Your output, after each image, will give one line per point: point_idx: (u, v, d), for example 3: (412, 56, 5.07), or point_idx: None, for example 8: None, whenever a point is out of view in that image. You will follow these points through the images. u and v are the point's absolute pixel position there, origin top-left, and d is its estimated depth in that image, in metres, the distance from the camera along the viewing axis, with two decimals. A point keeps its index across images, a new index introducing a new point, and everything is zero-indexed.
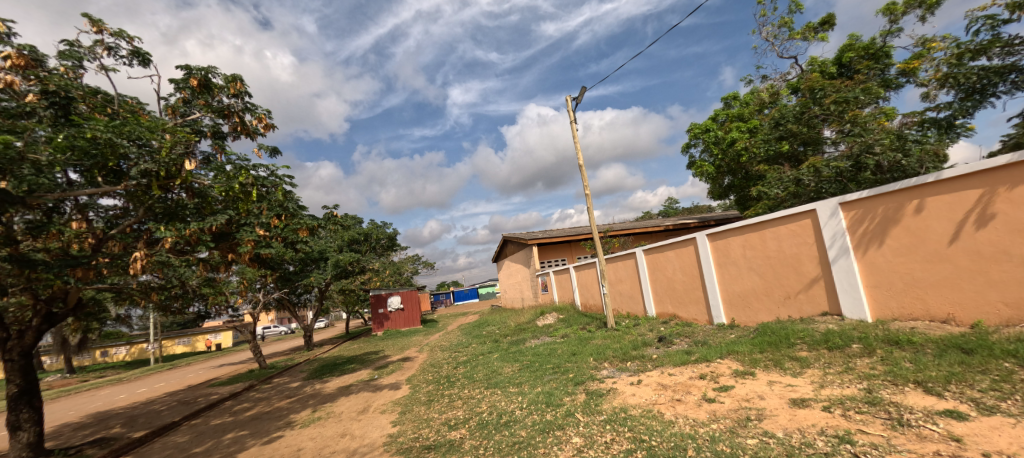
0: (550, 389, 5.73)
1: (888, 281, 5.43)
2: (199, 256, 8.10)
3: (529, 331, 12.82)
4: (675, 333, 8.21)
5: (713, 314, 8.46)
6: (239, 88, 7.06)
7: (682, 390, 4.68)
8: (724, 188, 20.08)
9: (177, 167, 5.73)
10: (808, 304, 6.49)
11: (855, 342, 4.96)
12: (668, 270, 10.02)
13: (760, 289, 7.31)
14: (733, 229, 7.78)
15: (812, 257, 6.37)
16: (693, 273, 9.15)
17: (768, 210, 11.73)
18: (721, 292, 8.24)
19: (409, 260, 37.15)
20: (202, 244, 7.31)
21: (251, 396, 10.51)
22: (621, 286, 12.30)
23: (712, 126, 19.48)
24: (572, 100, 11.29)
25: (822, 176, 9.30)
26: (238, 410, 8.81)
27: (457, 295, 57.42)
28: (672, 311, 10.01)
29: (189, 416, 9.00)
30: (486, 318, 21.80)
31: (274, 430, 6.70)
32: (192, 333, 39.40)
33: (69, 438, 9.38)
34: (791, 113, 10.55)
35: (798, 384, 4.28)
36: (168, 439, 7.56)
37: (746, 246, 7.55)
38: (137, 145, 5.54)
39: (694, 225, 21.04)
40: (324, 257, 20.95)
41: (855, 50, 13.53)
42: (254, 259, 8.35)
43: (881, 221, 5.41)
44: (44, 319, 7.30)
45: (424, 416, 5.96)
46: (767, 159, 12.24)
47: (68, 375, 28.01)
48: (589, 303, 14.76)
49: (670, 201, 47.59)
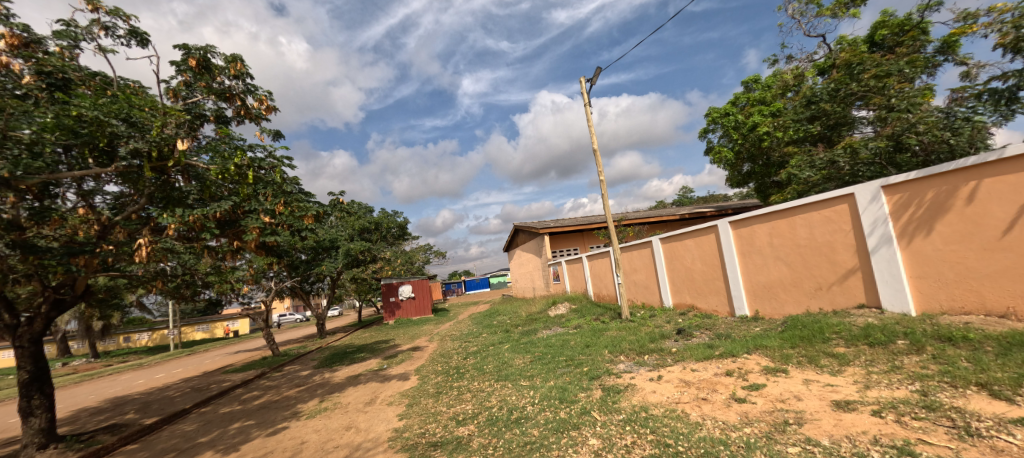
0: (563, 384, 5.43)
1: (937, 272, 4.96)
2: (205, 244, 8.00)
3: (541, 321, 12.58)
4: (695, 325, 7.84)
5: (735, 306, 8.09)
6: (240, 69, 6.78)
7: (707, 388, 4.31)
8: (743, 175, 19.49)
9: (168, 147, 5.48)
10: (842, 295, 6.04)
11: (899, 338, 4.54)
12: (688, 260, 9.63)
13: (788, 280, 6.88)
14: (759, 216, 7.34)
15: (848, 246, 5.89)
16: (714, 263, 8.78)
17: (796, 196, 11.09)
18: (745, 282, 7.87)
19: (421, 249, 37.28)
20: (207, 231, 7.24)
21: (261, 383, 10.41)
22: (636, 276, 11.89)
23: (732, 110, 18.75)
24: (585, 82, 10.82)
25: (859, 158, 8.68)
26: (247, 399, 8.67)
27: (470, 284, 57.43)
28: (690, 302, 9.65)
29: (200, 404, 8.90)
30: (498, 307, 21.57)
31: (279, 421, 6.51)
32: (210, 320, 40.32)
33: (84, 423, 9.40)
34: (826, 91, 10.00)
35: (839, 384, 3.88)
36: (176, 427, 7.43)
37: (773, 234, 7.12)
38: (125, 123, 5.31)
39: (711, 213, 20.49)
40: (335, 245, 21.21)
41: (889, 27, 12.80)
42: (262, 249, 8.13)
43: (930, 206, 4.94)
44: (53, 305, 7.23)
45: (432, 409, 5.72)
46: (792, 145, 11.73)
47: (93, 360, 28.89)
48: (602, 293, 14.43)
49: (684, 190, 46.96)
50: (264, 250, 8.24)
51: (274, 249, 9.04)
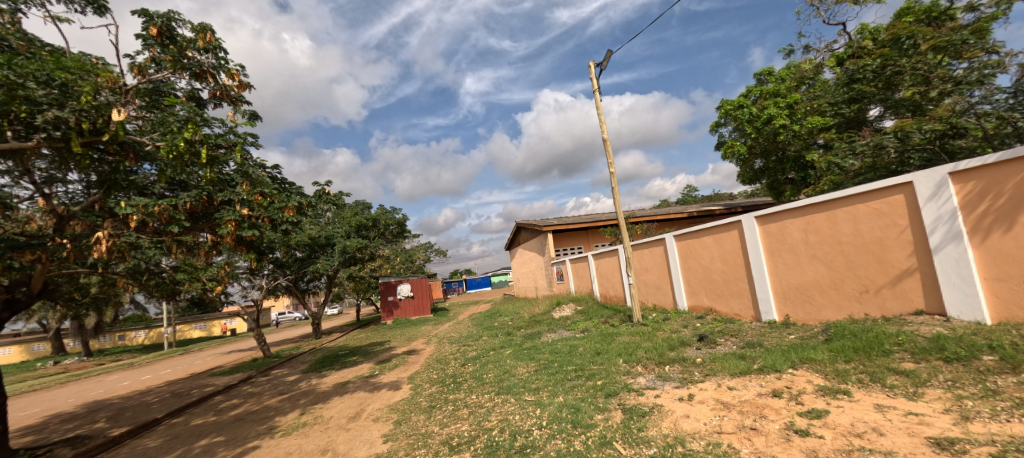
0: (575, 402, 4.66)
1: (1019, 274, 4.26)
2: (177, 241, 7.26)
3: (545, 324, 11.82)
4: (718, 331, 7.09)
5: (761, 310, 7.36)
6: (209, 40, 6.23)
7: (754, 414, 3.57)
8: (756, 171, 18.89)
9: (102, 117, 4.82)
10: (894, 300, 5.33)
11: (984, 353, 3.78)
12: (705, 259, 8.89)
13: (826, 282, 6.17)
14: (792, 210, 6.60)
15: (903, 244, 5.18)
16: (736, 262, 8.06)
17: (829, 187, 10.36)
18: (773, 284, 7.15)
19: (422, 248, 36.65)
20: (175, 224, 6.54)
21: (243, 390, 9.65)
22: (647, 275, 11.13)
23: (745, 103, 18.00)
24: (594, 66, 10.06)
25: (910, 143, 7.89)
26: (223, 408, 7.91)
27: (470, 284, 56.52)
28: (707, 304, 8.91)
29: (173, 413, 8.14)
30: (499, 307, 20.83)
31: (251, 438, 5.76)
32: (207, 318, 39.74)
33: (48, 433, 8.64)
34: (870, 69, 9.41)
35: (925, 413, 3.13)
36: (140, 442, 6.66)
37: (808, 231, 6.39)
38: (46, 86, 4.71)
39: (721, 210, 19.81)
40: (331, 243, 20.99)
41: (914, 13, 11.84)
42: (243, 246, 7.40)
43: (1014, 196, 4.24)
44: (4, 305, 6.49)
45: (422, 429, 4.96)
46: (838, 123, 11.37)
47: (84, 360, 28.23)
48: (609, 293, 13.69)
49: (687, 189, 46.25)
50: (246, 247, 7.51)
51: (258, 247, 8.31)
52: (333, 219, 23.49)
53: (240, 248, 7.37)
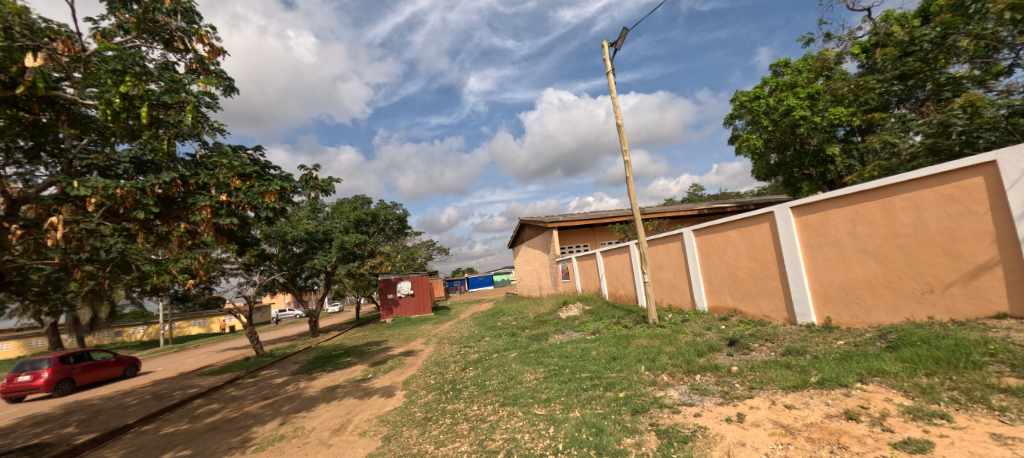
0: (595, 419, 3.93)
1: None
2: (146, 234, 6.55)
3: (552, 324, 11.08)
4: (750, 335, 6.35)
5: (797, 311, 6.63)
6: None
7: (829, 443, 2.86)
8: (771, 167, 18.17)
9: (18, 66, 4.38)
10: (967, 300, 4.70)
11: None
12: (729, 255, 8.14)
13: (878, 280, 5.47)
14: (838, 200, 5.90)
15: (981, 235, 4.56)
16: (764, 258, 7.33)
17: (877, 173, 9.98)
18: (811, 282, 6.42)
19: (424, 245, 36.01)
20: (142, 209, 5.88)
21: (226, 393, 8.95)
22: (662, 273, 10.41)
23: (762, 94, 17.23)
24: (608, 46, 9.34)
25: (980, 121, 7.68)
26: (200, 414, 7.20)
27: (472, 282, 55.74)
28: (731, 305, 8.17)
29: (146, 419, 7.43)
30: (502, 306, 20.12)
31: (221, 452, 5.05)
32: (206, 314, 39.24)
33: (14, 438, 7.97)
34: (928, 39, 9.46)
35: None
36: (100, 454, 5.94)
37: (857, 223, 5.70)
38: None
39: (733, 208, 19.08)
40: (329, 238, 20.28)
41: None
42: (224, 236, 6.84)
43: None
44: None
45: (415, 448, 4.24)
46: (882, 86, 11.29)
47: (78, 356, 27.72)
48: (618, 293, 12.96)
49: (693, 189, 45.46)
50: (228, 237, 6.95)
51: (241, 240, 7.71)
52: (331, 213, 22.87)
53: (221, 239, 6.80)
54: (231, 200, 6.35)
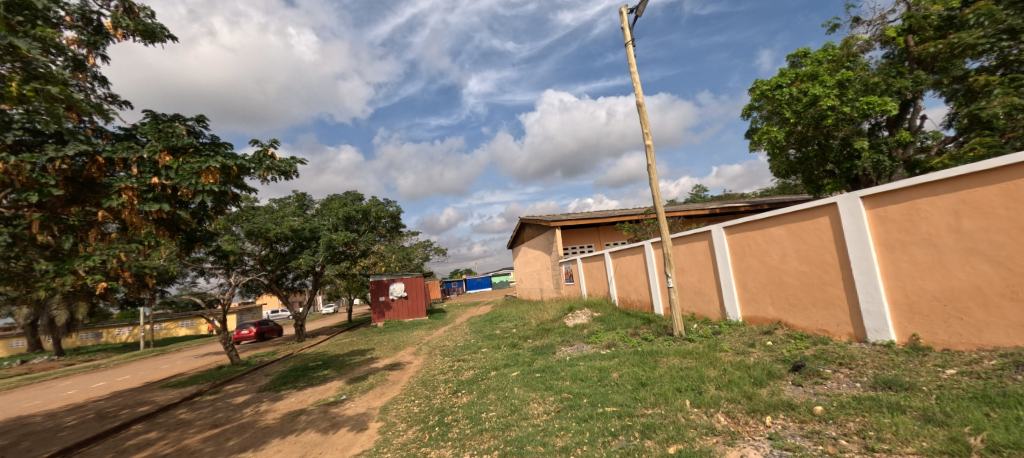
0: None
1: None
2: (65, 232, 5.08)
3: (557, 335, 9.75)
4: (817, 357, 5.03)
5: (870, 328, 5.34)
6: None
7: None
8: (790, 163, 16.97)
9: None
10: None
11: None
12: (772, 257, 6.84)
13: (997, 291, 4.26)
14: (934, 187, 4.66)
15: None
16: (819, 261, 6.03)
17: (962, 151, 9.65)
18: (890, 292, 5.15)
19: (420, 246, 34.71)
20: (40, 189, 4.53)
21: (176, 415, 7.62)
22: (684, 277, 9.13)
23: (783, 84, 15.99)
24: (626, 12, 8.03)
25: None
26: (130, 448, 5.87)
27: (470, 283, 54.49)
28: (773, 316, 6.88)
29: (65, 452, 6.08)
30: (500, 310, 18.82)
31: None
32: (194, 315, 37.94)
33: None
34: None
35: None
36: None
37: (963, 216, 4.47)
38: None
39: (747, 207, 17.88)
40: (317, 236, 18.84)
41: None
42: (163, 228, 5.72)
43: None
44: None
45: None
46: (989, 35, 9.48)
47: (54, 360, 26.34)
48: (630, 298, 11.68)
49: (697, 190, 44.33)
50: (169, 230, 5.83)
51: (191, 235, 6.52)
52: (320, 210, 21.56)
53: (159, 232, 5.70)
54: (163, 182, 5.24)
